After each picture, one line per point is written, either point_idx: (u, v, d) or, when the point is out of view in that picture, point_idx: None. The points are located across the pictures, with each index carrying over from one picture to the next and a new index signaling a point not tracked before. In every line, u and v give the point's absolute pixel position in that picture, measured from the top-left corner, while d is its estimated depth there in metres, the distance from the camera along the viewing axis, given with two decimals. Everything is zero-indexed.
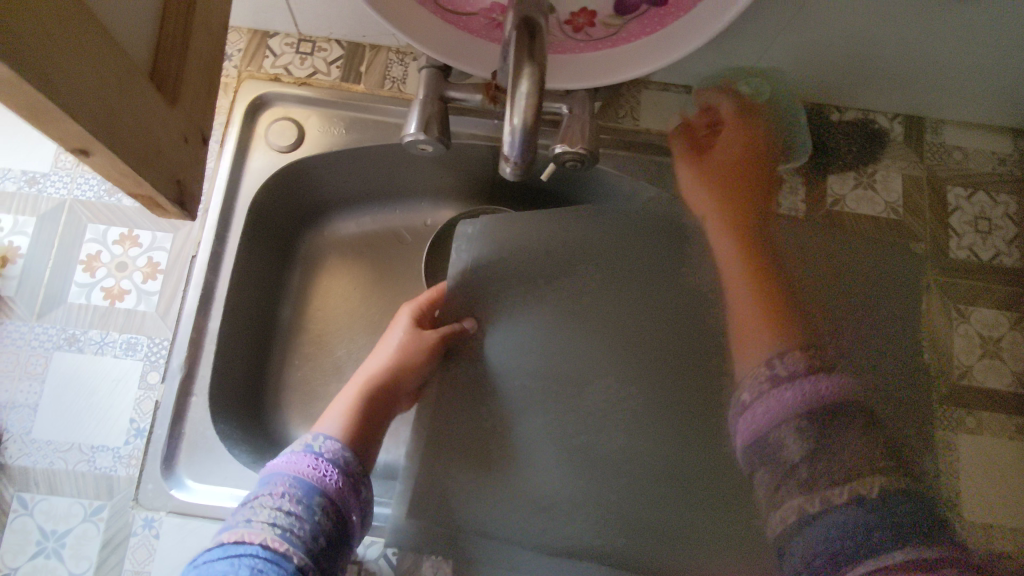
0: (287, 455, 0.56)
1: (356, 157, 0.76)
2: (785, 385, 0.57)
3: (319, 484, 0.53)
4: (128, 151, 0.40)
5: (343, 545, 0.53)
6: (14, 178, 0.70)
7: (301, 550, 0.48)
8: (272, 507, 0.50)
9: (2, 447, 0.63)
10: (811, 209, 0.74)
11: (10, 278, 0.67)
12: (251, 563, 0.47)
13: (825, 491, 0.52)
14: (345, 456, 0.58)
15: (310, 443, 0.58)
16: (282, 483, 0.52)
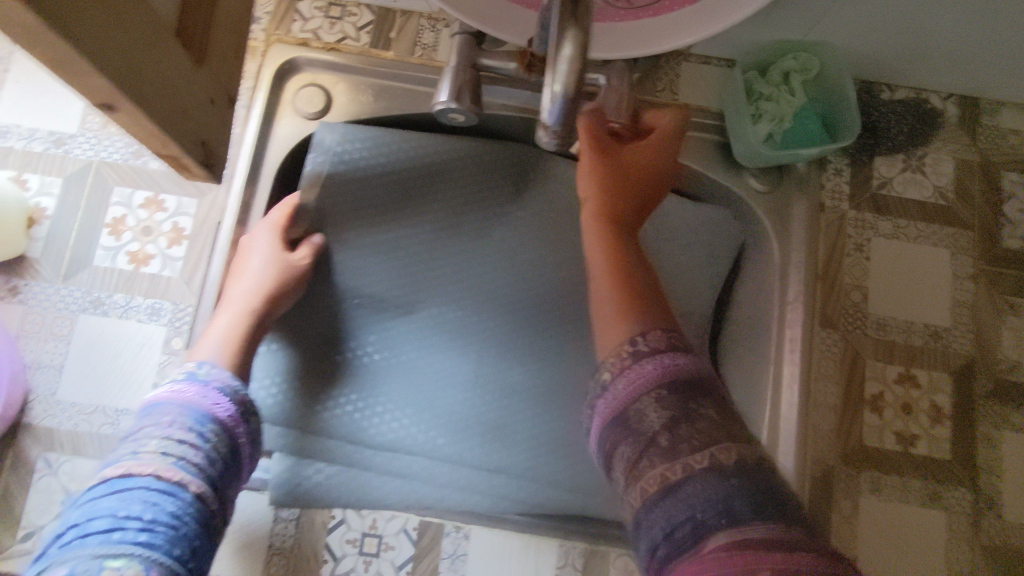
0: (169, 386, 0.52)
1: (385, 125, 0.74)
2: (644, 359, 0.49)
3: (209, 412, 0.51)
4: (156, 110, 0.38)
5: (239, 471, 0.52)
6: (40, 138, 0.69)
7: (198, 478, 0.47)
8: (160, 437, 0.48)
9: (27, 408, 0.63)
10: (857, 192, 0.72)
11: (36, 239, 0.67)
12: (143, 496, 0.44)
13: (688, 459, 0.43)
14: (237, 386, 0.54)
15: (192, 372, 0.54)
16: (170, 414, 0.50)
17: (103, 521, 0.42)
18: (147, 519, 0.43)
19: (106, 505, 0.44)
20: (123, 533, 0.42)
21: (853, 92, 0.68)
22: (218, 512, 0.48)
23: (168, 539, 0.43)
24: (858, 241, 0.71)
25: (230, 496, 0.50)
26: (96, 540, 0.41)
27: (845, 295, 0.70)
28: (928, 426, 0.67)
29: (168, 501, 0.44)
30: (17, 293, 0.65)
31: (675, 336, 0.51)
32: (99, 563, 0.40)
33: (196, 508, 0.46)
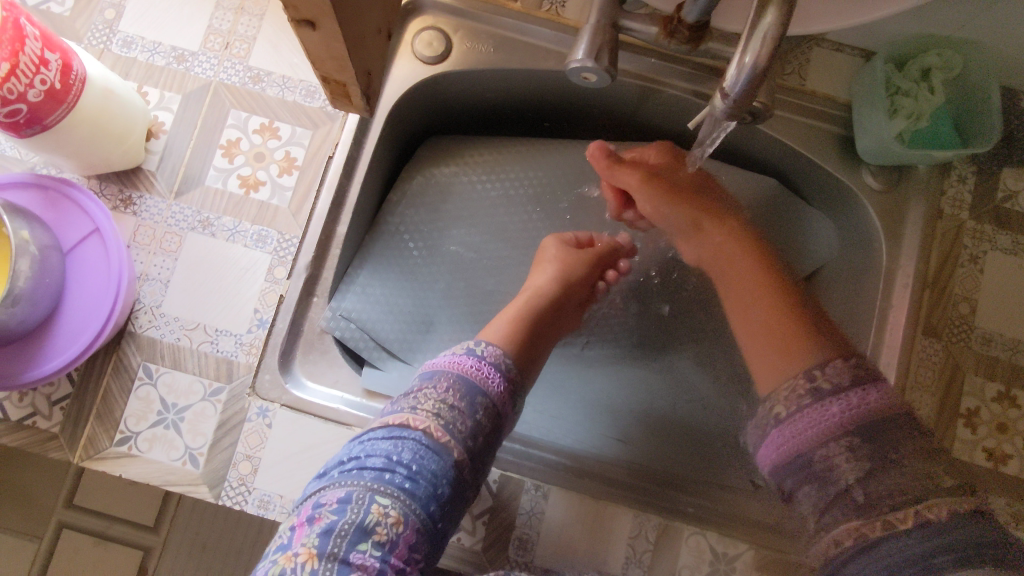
0: (450, 353, 0.62)
1: (500, 77, 0.73)
2: (828, 399, 0.54)
3: (480, 386, 0.59)
4: (345, 32, 0.38)
5: (502, 438, 0.60)
6: (163, 53, 0.69)
7: (460, 444, 0.55)
8: (437, 399, 0.56)
9: (134, 317, 0.65)
10: (979, 202, 0.70)
11: (153, 153, 0.67)
12: (415, 448, 0.53)
13: (887, 515, 0.49)
14: (505, 364, 0.62)
15: (471, 347, 0.62)
16: (447, 379, 0.58)
17: (380, 459, 0.52)
18: (413, 470, 0.52)
19: (384, 446, 0.53)
20: (392, 477, 0.51)
21: (997, 98, 0.65)
22: (471, 478, 0.56)
23: (424, 493, 0.52)
24: (973, 252, 0.69)
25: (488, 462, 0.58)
26: (371, 476, 0.51)
27: (954, 306, 0.68)
28: (1021, 448, 0.66)
29: (431, 458, 0.53)
30: (130, 204, 0.66)
31: (858, 366, 0.55)
32: (369, 499, 0.50)
33: (452, 470, 0.54)
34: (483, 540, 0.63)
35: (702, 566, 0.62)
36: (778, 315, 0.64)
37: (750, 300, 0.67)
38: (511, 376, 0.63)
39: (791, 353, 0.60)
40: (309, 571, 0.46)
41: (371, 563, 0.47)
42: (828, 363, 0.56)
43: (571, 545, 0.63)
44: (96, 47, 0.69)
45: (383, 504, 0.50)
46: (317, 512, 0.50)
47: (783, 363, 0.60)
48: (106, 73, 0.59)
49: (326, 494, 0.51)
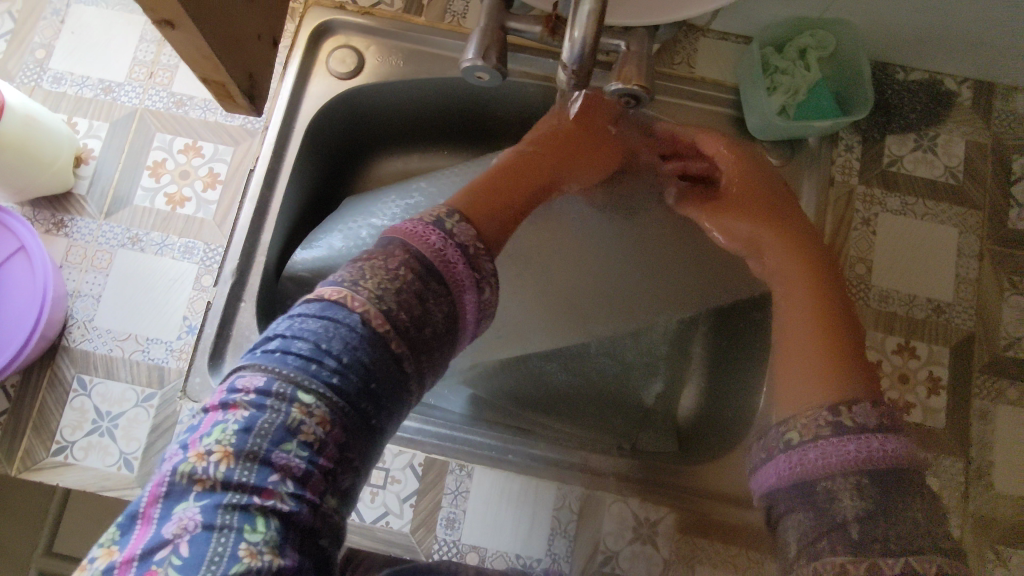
0: (418, 220, 0.52)
1: (412, 88, 0.78)
2: (849, 437, 0.47)
3: (443, 266, 0.50)
4: (208, 33, 0.42)
5: (460, 322, 0.50)
6: (91, 86, 0.74)
7: (400, 336, 0.45)
8: (385, 281, 0.46)
9: (67, 331, 0.68)
10: (867, 167, 0.74)
11: (83, 178, 0.71)
12: (348, 336, 0.43)
13: (874, 555, 0.43)
14: (475, 245, 0.54)
15: (442, 218, 0.54)
16: (401, 253, 0.48)
17: (306, 346, 0.42)
18: (344, 363, 0.42)
19: (315, 326, 0.44)
20: (320, 369, 0.41)
21: (868, 70, 0.69)
22: (420, 369, 0.47)
23: (356, 389, 0.42)
24: (865, 215, 0.73)
25: (441, 353, 0.49)
26: (296, 363, 0.42)
27: (851, 268, 0.72)
28: (923, 397, 0.69)
29: (373, 350, 0.43)
30: (62, 227, 0.70)
31: (886, 411, 0.49)
32: (290, 394, 0.40)
33: (390, 365, 0.44)
34: (411, 522, 0.65)
35: (625, 532, 0.65)
36: (835, 339, 0.57)
37: (795, 312, 0.61)
38: (482, 270, 0.53)
39: (823, 377, 0.53)
40: (222, 472, 0.38)
41: (300, 463, 0.39)
42: (857, 402, 0.49)
43: (497, 520, 0.66)
44: (28, 84, 0.74)
45: (309, 404, 0.40)
46: (230, 399, 0.41)
47: (816, 390, 0.52)
48: (30, 104, 0.64)
49: (242, 377, 0.42)
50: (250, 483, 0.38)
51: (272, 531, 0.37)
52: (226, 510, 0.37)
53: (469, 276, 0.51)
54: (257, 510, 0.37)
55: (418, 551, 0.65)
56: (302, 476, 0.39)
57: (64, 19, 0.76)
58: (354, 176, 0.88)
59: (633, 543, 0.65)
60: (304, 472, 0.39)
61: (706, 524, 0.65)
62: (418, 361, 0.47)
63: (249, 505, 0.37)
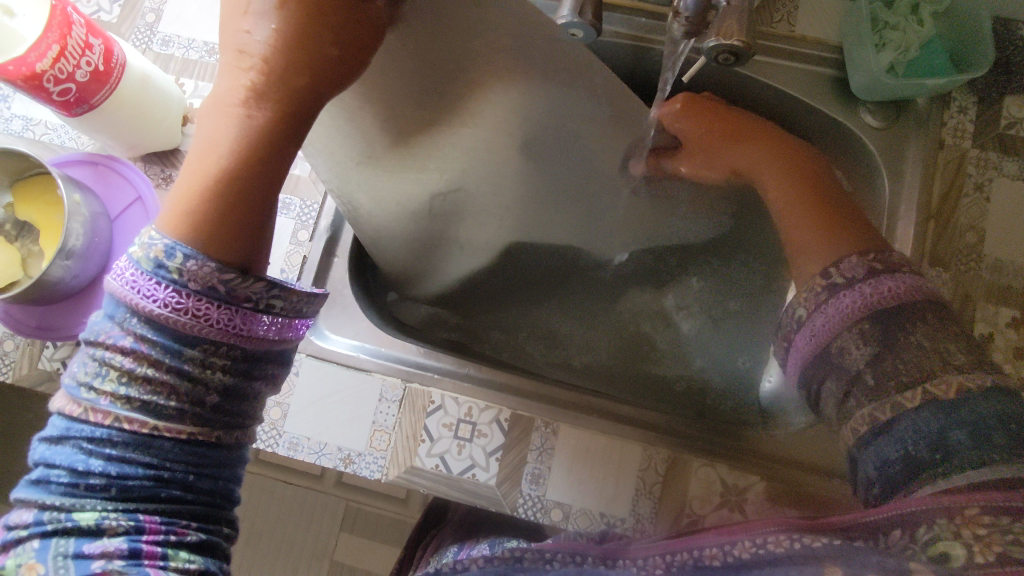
0: (132, 275, 0.40)
1: None
2: (844, 293, 0.50)
3: (184, 329, 0.40)
4: None
5: (249, 361, 0.43)
6: (196, 48, 0.77)
7: (174, 419, 0.40)
8: (122, 367, 0.39)
9: None
10: (982, 130, 0.69)
11: (189, 135, 0.75)
12: (105, 448, 0.39)
13: (897, 395, 0.45)
14: (224, 276, 0.41)
15: (164, 259, 0.40)
16: (131, 334, 0.40)
17: (65, 472, 0.39)
18: (114, 473, 0.39)
19: (65, 450, 0.40)
20: (87, 487, 0.39)
21: (990, 25, 0.64)
22: (216, 433, 0.42)
23: (147, 484, 0.40)
24: (978, 180, 0.69)
25: (240, 401, 0.44)
26: (61, 491, 0.39)
27: (960, 236, 0.68)
28: None
29: (138, 449, 0.40)
30: (170, 182, 0.74)
31: (877, 260, 0.50)
32: (65, 516, 0.38)
33: (179, 449, 0.41)
34: (496, 476, 0.66)
35: (711, 498, 0.64)
36: (797, 216, 0.58)
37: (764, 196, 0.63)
38: (262, 293, 0.43)
39: (821, 240, 0.55)
40: None
41: (120, 543, 0.38)
42: (844, 259, 0.51)
43: (583, 480, 0.66)
44: (139, 46, 0.77)
45: (88, 519, 0.38)
46: (9, 539, 0.39)
47: (819, 248, 0.55)
48: (145, 62, 0.67)
49: (17, 512, 0.40)
50: None
51: None
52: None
53: (241, 312, 0.42)
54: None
55: (503, 504, 0.66)
56: (129, 551, 0.38)
57: None
58: None
59: (721, 509, 0.63)
60: (131, 549, 0.39)
61: (799, 494, 0.63)
62: (212, 427, 0.42)
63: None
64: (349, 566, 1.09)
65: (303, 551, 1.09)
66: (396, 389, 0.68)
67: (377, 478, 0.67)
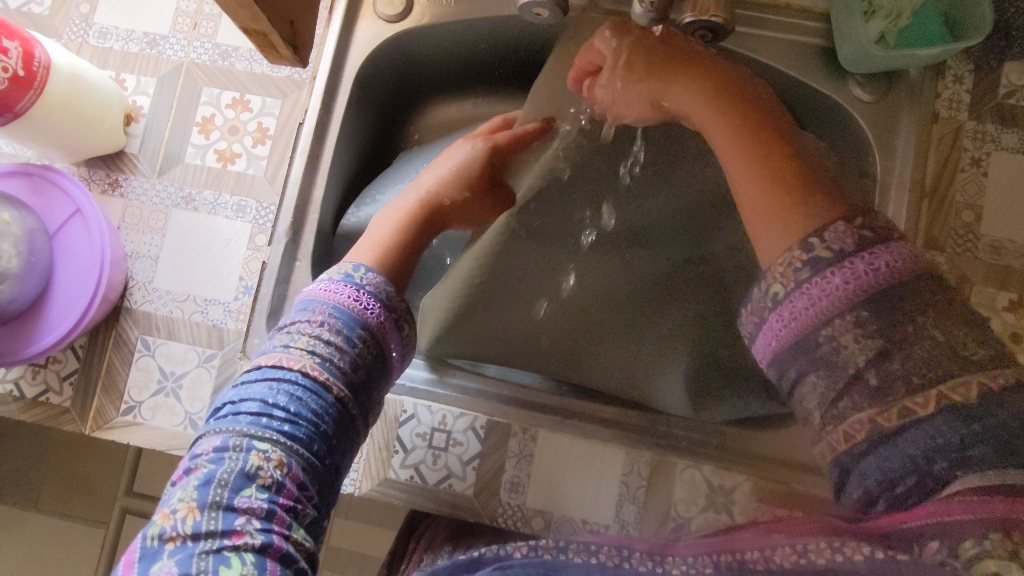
0: (324, 281, 0.54)
1: (467, 29, 0.71)
2: (832, 270, 0.44)
3: (359, 316, 0.52)
4: None
5: (384, 370, 0.54)
6: (136, 40, 0.72)
7: (340, 380, 0.49)
8: (311, 334, 0.50)
9: (128, 293, 0.68)
10: (981, 99, 0.65)
11: (134, 136, 0.70)
12: (290, 388, 0.46)
13: (904, 399, 0.41)
14: (388, 291, 0.56)
15: (351, 272, 0.55)
16: (322, 315, 0.51)
17: (255, 404, 0.45)
18: (293, 411, 0.45)
19: (259, 389, 0.46)
20: (270, 419, 0.44)
21: None
22: (359, 411, 0.51)
23: (309, 433, 0.45)
24: (975, 155, 0.65)
25: (372, 398, 0.53)
26: (247, 420, 0.44)
27: (956, 214, 0.64)
28: None
29: (310, 395, 0.46)
30: (117, 187, 0.69)
31: (867, 227, 0.45)
32: (245, 446, 0.43)
33: (337, 408, 0.48)
34: (474, 485, 0.64)
35: (697, 500, 0.61)
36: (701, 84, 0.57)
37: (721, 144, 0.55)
38: (405, 325, 0.57)
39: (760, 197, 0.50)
40: (190, 526, 0.39)
41: (261, 504, 0.40)
42: (828, 226, 0.46)
43: (562, 487, 0.63)
44: (75, 41, 0.72)
45: (262, 449, 0.43)
46: (190, 466, 0.43)
47: (779, 229, 0.48)
48: (75, 60, 0.61)
49: (199, 446, 0.44)
50: (217, 529, 0.38)
51: (248, 565, 0.37)
52: (201, 555, 0.37)
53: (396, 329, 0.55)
54: (229, 552, 0.38)
55: (482, 514, 0.63)
56: (266, 515, 0.40)
57: None
58: (408, 124, 0.84)
59: (707, 512, 0.61)
60: (268, 511, 0.40)
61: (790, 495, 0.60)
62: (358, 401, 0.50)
63: (221, 549, 0.38)
64: (345, 550, 1.02)
65: None
66: None
67: (350, 492, 0.64)
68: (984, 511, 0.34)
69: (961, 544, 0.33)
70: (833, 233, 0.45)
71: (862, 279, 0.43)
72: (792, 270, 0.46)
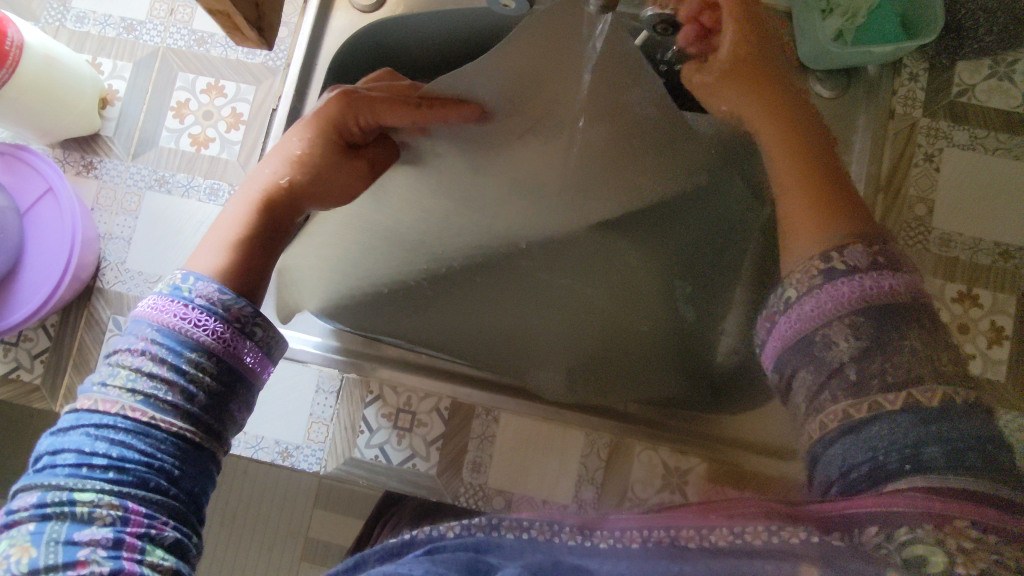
0: (147, 299, 0.39)
1: (438, 21, 0.72)
2: (840, 277, 0.42)
3: (191, 337, 0.37)
4: None
5: (259, 383, 0.41)
6: (113, 25, 0.73)
7: (177, 415, 0.36)
8: (132, 364, 0.36)
9: (100, 274, 0.69)
10: (934, 97, 0.67)
11: (109, 119, 0.71)
12: (110, 433, 0.35)
13: (877, 395, 0.39)
14: (229, 298, 0.39)
15: (178, 282, 0.39)
16: (142, 338, 0.37)
17: (67, 457, 0.34)
18: (116, 456, 0.34)
19: (75, 435, 0.35)
20: (90, 470, 0.34)
21: None
22: (225, 432, 0.39)
23: (142, 477, 0.34)
24: (928, 151, 0.67)
25: (241, 417, 0.40)
26: (63, 473, 0.33)
27: (909, 208, 0.66)
28: (985, 347, 0.64)
29: (137, 437, 0.35)
30: (92, 169, 0.70)
31: (879, 249, 0.43)
32: (65, 497, 0.33)
33: (179, 449, 0.36)
34: (438, 465, 0.65)
35: (654, 481, 0.64)
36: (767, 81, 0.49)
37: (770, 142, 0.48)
38: (267, 332, 0.41)
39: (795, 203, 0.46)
40: (24, 567, 0.31)
41: (106, 533, 0.32)
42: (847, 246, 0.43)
43: (524, 468, 0.65)
44: (52, 24, 0.73)
45: (86, 499, 0.33)
46: (6, 521, 0.33)
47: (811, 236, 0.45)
48: (49, 41, 0.62)
49: (16, 500, 0.34)
50: (57, 563, 0.31)
51: None
52: None
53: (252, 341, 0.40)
54: None
55: (444, 493, 0.65)
56: (114, 542, 0.32)
57: None
58: None
59: (663, 491, 0.64)
60: (116, 540, 0.32)
61: (740, 476, 0.63)
62: (207, 432, 0.37)
63: None
64: (324, 543, 0.98)
65: (259, 566, 0.98)
66: (333, 379, 0.67)
67: (316, 470, 0.65)
68: (928, 507, 0.33)
69: (898, 532, 0.32)
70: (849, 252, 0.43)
71: (866, 290, 0.41)
72: (809, 276, 0.44)
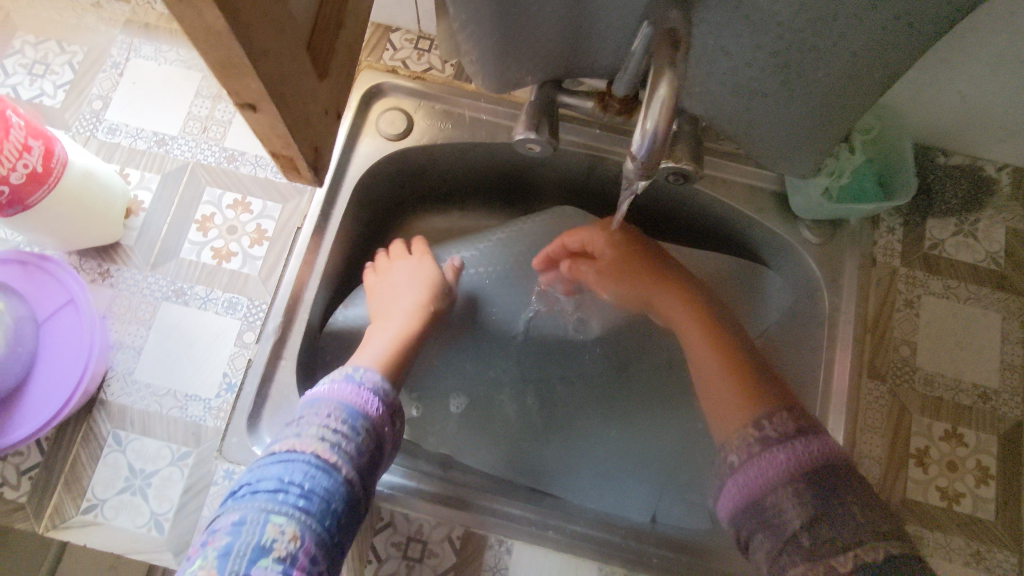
0: (327, 382, 0.59)
1: (460, 150, 0.78)
2: (775, 446, 0.55)
3: (361, 408, 0.57)
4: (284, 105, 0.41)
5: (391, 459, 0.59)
6: (144, 138, 0.76)
7: (347, 463, 0.53)
8: (319, 424, 0.54)
9: (106, 384, 0.68)
10: (910, 250, 0.74)
11: (132, 228, 0.72)
12: (304, 467, 0.51)
13: (832, 557, 0.49)
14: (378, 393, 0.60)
15: (350, 373, 0.61)
16: (329, 408, 0.56)
17: (270, 483, 0.50)
18: (307, 487, 0.50)
19: (274, 470, 0.51)
20: (283, 497, 0.49)
21: (911, 152, 0.70)
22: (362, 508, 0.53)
23: (321, 508, 0.49)
24: (908, 297, 0.73)
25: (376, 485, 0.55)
26: (264, 498, 0.49)
27: (894, 350, 0.71)
28: (972, 486, 0.68)
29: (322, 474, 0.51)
30: (108, 276, 0.71)
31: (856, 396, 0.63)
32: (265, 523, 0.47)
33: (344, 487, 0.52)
34: None
35: None
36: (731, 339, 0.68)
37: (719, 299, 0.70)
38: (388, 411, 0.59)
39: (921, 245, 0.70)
40: None
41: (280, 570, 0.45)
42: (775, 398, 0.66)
43: None
44: (83, 134, 0.76)
45: (279, 521, 0.47)
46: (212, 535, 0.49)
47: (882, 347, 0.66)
48: (90, 158, 0.67)
49: (218, 521, 0.50)
50: None
51: None
52: None
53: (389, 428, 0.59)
54: None
55: None
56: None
57: (122, 72, 0.78)
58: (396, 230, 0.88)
59: None
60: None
61: None
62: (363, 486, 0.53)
63: None
64: None
65: None
66: None
67: None
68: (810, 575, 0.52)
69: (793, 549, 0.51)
70: (774, 419, 0.58)
71: (799, 456, 0.54)
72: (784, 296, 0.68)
